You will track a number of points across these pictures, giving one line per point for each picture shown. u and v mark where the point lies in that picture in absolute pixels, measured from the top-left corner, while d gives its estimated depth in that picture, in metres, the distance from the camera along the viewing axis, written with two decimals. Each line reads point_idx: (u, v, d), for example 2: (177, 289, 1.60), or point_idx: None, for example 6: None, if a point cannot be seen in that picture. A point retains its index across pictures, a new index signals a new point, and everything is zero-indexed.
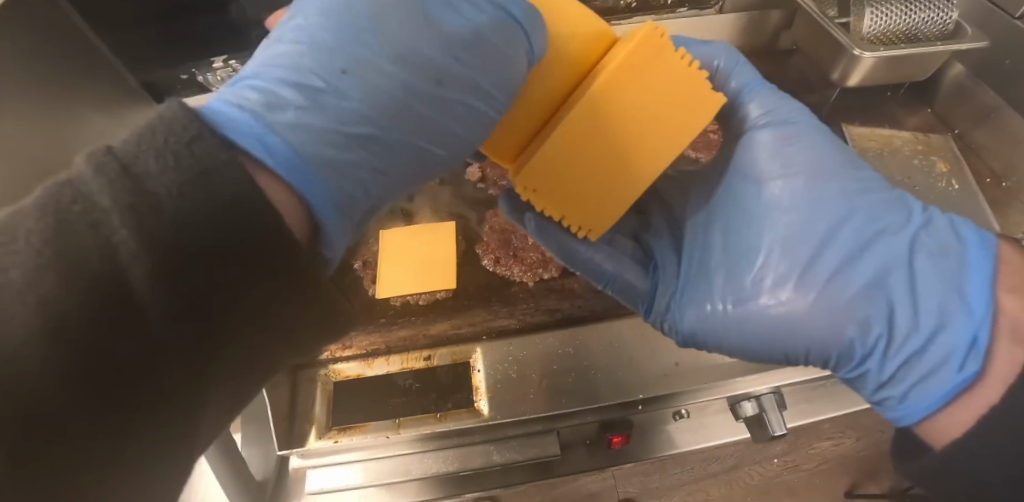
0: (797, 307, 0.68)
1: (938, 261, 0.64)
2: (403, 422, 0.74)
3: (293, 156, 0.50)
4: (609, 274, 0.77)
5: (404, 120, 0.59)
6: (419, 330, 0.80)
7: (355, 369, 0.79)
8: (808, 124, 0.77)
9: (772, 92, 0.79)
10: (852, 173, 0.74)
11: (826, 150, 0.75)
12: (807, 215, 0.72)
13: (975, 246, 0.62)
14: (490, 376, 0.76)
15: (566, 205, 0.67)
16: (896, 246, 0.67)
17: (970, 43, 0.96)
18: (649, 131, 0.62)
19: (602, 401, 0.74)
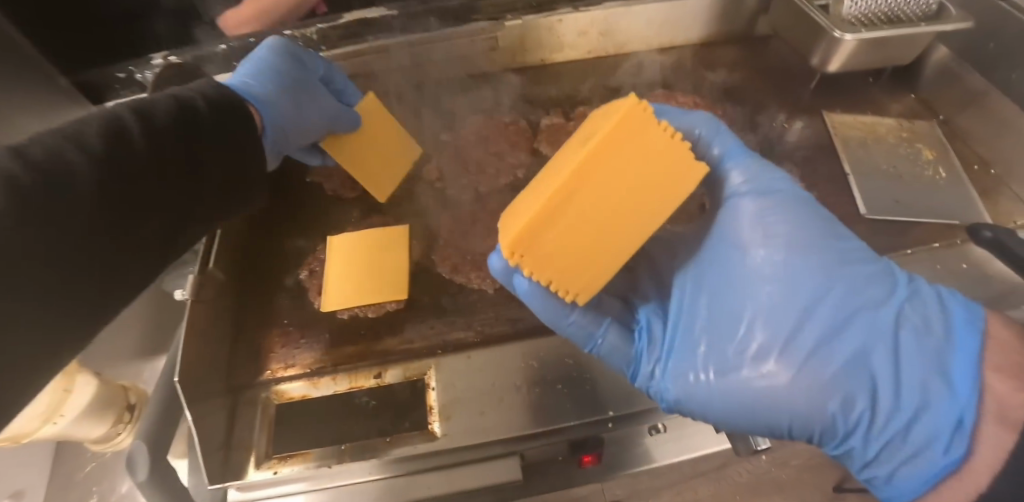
0: (779, 381, 0.59)
1: (924, 338, 0.57)
2: (347, 448, 0.66)
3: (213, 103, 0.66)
4: (596, 334, 0.68)
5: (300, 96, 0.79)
6: (368, 346, 0.75)
7: (299, 390, 0.72)
8: (796, 193, 0.66)
9: (757, 157, 0.69)
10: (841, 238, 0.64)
11: (816, 216, 0.65)
12: (789, 282, 0.63)
13: (957, 320, 0.57)
14: (444, 394, 0.69)
15: (555, 271, 0.56)
16: (884, 320, 0.59)
17: (955, 24, 0.91)
18: (630, 197, 0.54)
19: (568, 419, 0.67)
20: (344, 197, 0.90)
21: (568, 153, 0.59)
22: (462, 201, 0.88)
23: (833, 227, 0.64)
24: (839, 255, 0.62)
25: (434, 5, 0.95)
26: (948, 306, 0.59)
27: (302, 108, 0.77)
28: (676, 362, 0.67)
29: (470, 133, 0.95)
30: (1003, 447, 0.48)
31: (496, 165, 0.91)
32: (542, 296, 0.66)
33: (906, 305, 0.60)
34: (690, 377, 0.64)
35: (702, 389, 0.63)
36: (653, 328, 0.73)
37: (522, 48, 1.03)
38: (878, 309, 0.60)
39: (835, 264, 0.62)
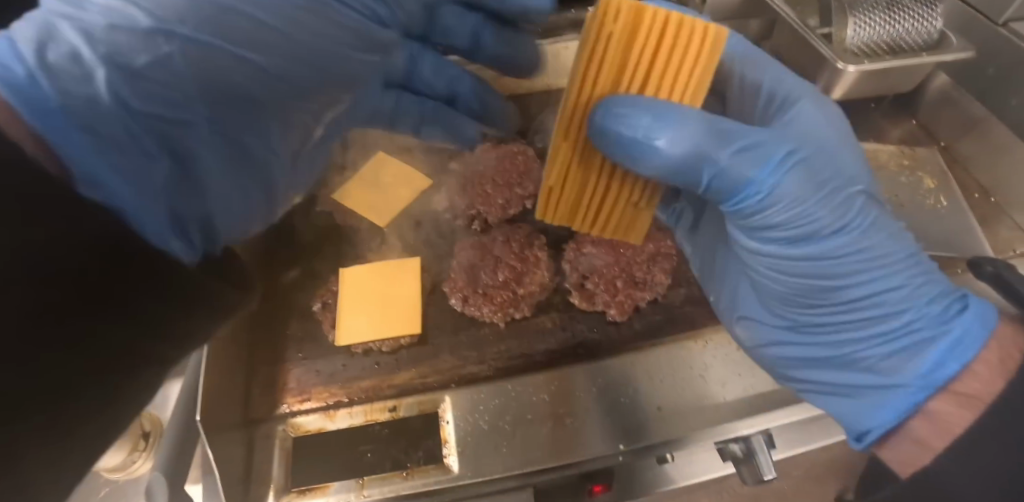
0: (753, 345, 0.71)
1: (889, 367, 0.58)
2: (366, 481, 0.68)
3: (89, 117, 0.38)
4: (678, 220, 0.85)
5: (256, 37, 0.47)
6: (383, 379, 0.76)
7: (315, 422, 0.73)
8: (810, 229, 0.58)
9: (778, 190, 0.57)
10: (832, 264, 0.59)
11: (810, 239, 0.59)
12: (776, 298, 0.66)
13: (920, 366, 0.55)
14: (459, 428, 0.71)
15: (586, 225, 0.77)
16: (855, 341, 0.61)
17: (954, 54, 0.92)
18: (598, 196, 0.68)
19: (581, 453, 0.68)
20: (353, 227, 0.91)
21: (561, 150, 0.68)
22: (471, 231, 0.90)
23: (847, 257, 0.59)
24: (833, 289, 0.60)
25: None
26: (933, 348, 0.55)
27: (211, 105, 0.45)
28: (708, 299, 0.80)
29: (477, 161, 0.96)
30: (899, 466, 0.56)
31: (504, 194, 0.92)
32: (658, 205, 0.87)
33: (887, 336, 0.59)
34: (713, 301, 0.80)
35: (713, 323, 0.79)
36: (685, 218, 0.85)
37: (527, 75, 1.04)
38: (855, 333, 0.61)
39: (825, 298, 0.61)
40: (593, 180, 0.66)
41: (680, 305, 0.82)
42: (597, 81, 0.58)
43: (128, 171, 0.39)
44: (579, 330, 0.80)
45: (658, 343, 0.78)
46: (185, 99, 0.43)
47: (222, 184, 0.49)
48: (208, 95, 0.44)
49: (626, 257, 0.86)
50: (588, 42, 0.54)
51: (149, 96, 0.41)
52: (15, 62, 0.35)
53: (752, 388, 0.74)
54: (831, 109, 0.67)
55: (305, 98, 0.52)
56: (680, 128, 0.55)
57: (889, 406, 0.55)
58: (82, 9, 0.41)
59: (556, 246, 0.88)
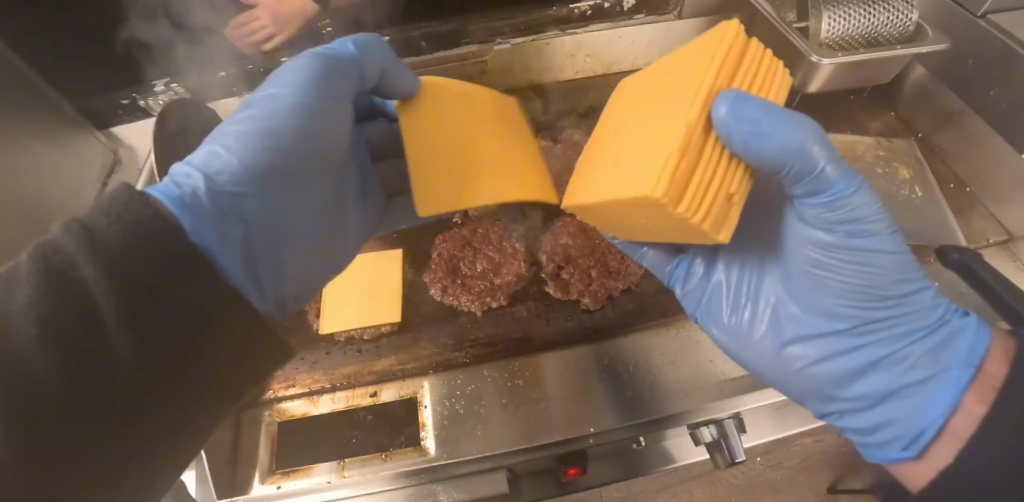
0: (789, 357, 0.69)
1: (930, 362, 0.61)
2: (347, 463, 0.71)
3: (196, 204, 0.57)
4: (688, 284, 0.78)
5: (281, 140, 0.67)
6: (364, 366, 0.79)
7: (300, 408, 0.76)
8: (878, 234, 0.60)
9: (859, 192, 0.58)
10: (896, 266, 0.62)
11: (885, 242, 0.61)
12: (835, 301, 0.65)
13: (962, 353, 0.60)
14: (436, 413, 0.73)
15: (670, 224, 0.55)
16: (900, 341, 0.63)
17: (931, 46, 0.93)
18: (711, 169, 0.53)
19: (554, 436, 0.71)
20: None
21: (645, 141, 0.56)
22: (452, 223, 0.93)
23: (905, 264, 0.62)
24: (891, 293, 0.63)
25: (426, 30, 0.98)
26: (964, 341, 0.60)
27: (284, 182, 0.67)
28: (715, 317, 0.75)
29: None
30: (949, 458, 0.56)
31: None
32: (659, 259, 0.79)
33: (925, 334, 0.63)
34: (714, 334, 0.75)
35: (724, 340, 0.74)
36: (698, 266, 0.78)
37: (510, 70, 1.06)
38: (899, 333, 0.64)
39: (884, 295, 0.63)
40: (706, 161, 0.53)
41: (654, 294, 0.85)
42: (717, 77, 0.54)
43: (215, 234, 0.57)
44: (554, 319, 0.82)
45: (631, 331, 0.80)
46: (254, 187, 0.63)
47: (271, 240, 0.66)
48: (258, 176, 0.64)
49: (602, 248, 0.88)
50: (721, 47, 0.54)
51: (235, 192, 0.62)
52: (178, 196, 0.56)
53: (724, 375, 0.76)
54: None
55: (307, 170, 0.70)
56: (781, 124, 0.53)
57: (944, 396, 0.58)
58: (205, 159, 0.61)
59: (534, 237, 0.91)
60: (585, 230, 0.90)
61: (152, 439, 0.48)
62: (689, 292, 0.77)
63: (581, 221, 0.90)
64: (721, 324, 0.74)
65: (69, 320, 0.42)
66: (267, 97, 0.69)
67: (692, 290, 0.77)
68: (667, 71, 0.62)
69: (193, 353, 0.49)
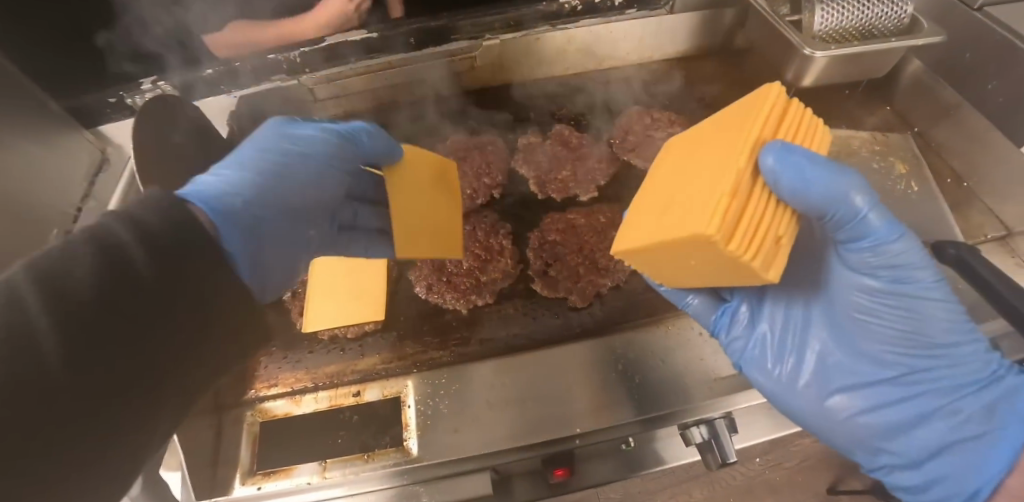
0: (837, 408, 0.66)
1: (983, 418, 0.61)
2: (329, 464, 0.70)
3: (226, 213, 0.60)
4: (737, 333, 0.72)
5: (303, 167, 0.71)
6: (347, 365, 0.78)
7: (282, 407, 0.74)
8: (925, 282, 0.60)
9: (905, 239, 0.57)
10: (947, 319, 0.61)
11: (936, 294, 0.60)
12: (884, 352, 0.64)
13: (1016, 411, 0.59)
14: (419, 412, 0.72)
15: (723, 266, 0.52)
16: (953, 396, 0.62)
17: (926, 38, 0.91)
18: (754, 207, 0.50)
19: (540, 437, 0.70)
20: None
21: (697, 183, 0.53)
22: None
23: (953, 314, 0.61)
24: (941, 346, 0.62)
25: (415, 25, 0.93)
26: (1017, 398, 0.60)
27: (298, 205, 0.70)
28: (758, 365, 0.70)
29: (448, 152, 0.97)
30: None
31: (473, 185, 0.94)
32: (703, 306, 0.74)
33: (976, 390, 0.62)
34: (756, 381, 0.70)
35: (767, 389, 0.70)
36: (742, 309, 0.73)
37: (499, 65, 1.04)
38: (951, 388, 0.62)
39: (933, 347, 0.62)
40: (756, 204, 0.50)
41: (642, 292, 0.83)
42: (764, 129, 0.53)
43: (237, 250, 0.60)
44: (541, 317, 0.81)
45: (619, 329, 0.79)
46: (273, 204, 0.67)
47: (282, 251, 0.69)
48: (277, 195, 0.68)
49: (590, 245, 0.87)
50: (766, 101, 0.53)
51: (258, 210, 0.65)
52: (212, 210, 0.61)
53: (714, 373, 0.75)
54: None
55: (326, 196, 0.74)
56: (830, 173, 0.52)
57: (998, 457, 0.58)
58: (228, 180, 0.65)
59: (521, 235, 0.90)
60: (573, 227, 0.89)
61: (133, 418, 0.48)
62: (733, 340, 0.72)
63: (569, 218, 0.90)
64: (765, 373, 0.70)
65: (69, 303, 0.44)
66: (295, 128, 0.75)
67: (741, 339, 0.72)
68: (712, 122, 0.60)
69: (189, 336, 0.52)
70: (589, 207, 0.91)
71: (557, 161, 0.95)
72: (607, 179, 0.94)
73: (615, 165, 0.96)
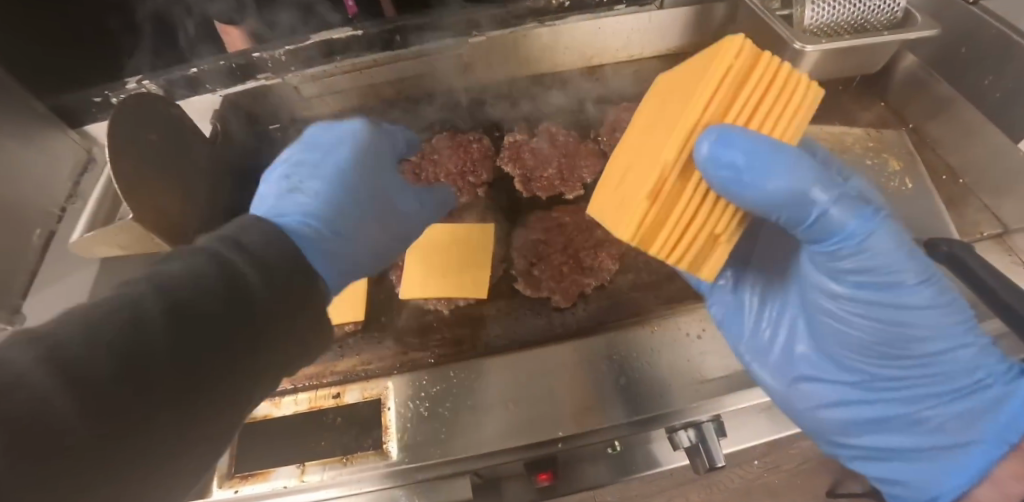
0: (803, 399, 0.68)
1: (954, 427, 0.59)
2: (307, 467, 0.68)
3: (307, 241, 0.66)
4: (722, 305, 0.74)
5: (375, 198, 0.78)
6: (327, 367, 0.77)
7: (261, 410, 0.73)
8: (901, 289, 0.56)
9: (874, 240, 0.54)
10: (925, 324, 0.57)
11: (912, 300, 0.56)
12: (852, 352, 0.63)
13: (998, 423, 0.56)
14: (399, 415, 0.71)
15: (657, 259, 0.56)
16: (926, 399, 0.61)
17: (919, 31, 0.89)
18: (686, 200, 0.53)
19: (524, 440, 0.69)
20: None
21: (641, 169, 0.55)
22: None
23: (933, 318, 0.57)
24: (918, 351, 0.59)
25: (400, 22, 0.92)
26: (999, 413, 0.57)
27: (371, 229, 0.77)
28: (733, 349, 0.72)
29: (433, 150, 0.95)
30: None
31: (457, 183, 0.92)
32: None
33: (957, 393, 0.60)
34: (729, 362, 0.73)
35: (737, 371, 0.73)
36: (728, 277, 0.75)
37: (486, 63, 1.01)
38: (925, 391, 0.61)
39: (908, 351, 0.60)
40: (687, 201, 0.53)
41: (627, 290, 0.81)
42: (708, 107, 0.50)
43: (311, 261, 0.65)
44: (523, 318, 0.79)
45: (605, 329, 0.77)
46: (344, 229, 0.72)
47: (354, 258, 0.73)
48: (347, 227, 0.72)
49: (575, 243, 0.85)
50: (718, 65, 0.49)
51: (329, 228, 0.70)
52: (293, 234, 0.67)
53: (702, 375, 0.73)
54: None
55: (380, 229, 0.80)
56: (784, 164, 0.50)
57: (957, 470, 0.58)
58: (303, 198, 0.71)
59: (507, 233, 0.88)
60: (559, 226, 0.87)
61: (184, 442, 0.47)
62: (717, 310, 0.74)
63: (554, 216, 0.88)
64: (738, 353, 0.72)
65: (138, 334, 0.46)
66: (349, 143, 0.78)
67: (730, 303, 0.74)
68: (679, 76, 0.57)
69: (249, 355, 0.53)
70: (575, 205, 0.90)
71: (544, 159, 0.93)
72: (593, 177, 0.93)
73: (602, 162, 0.94)
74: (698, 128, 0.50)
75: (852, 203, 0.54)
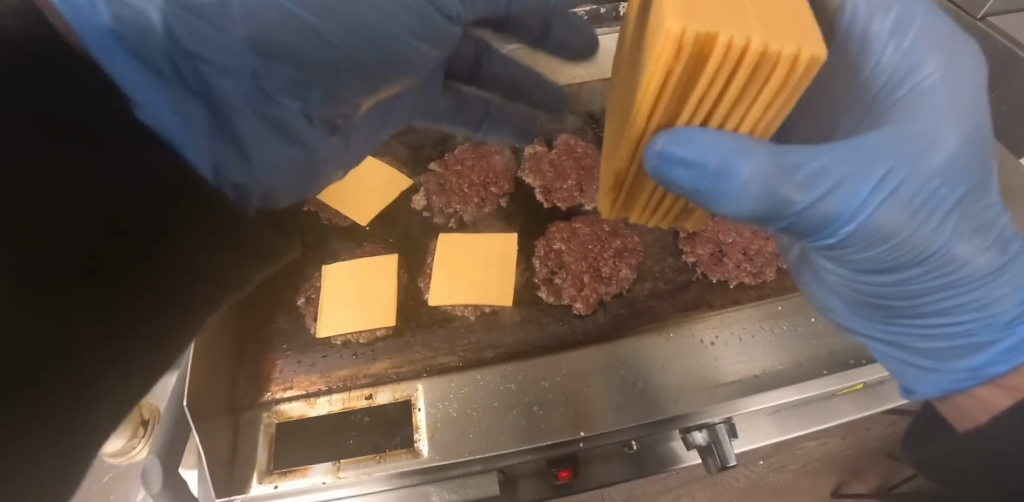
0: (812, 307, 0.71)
1: (941, 356, 0.59)
2: (342, 464, 0.72)
3: (137, 50, 0.43)
4: None
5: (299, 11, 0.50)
6: (359, 369, 0.81)
7: (297, 409, 0.78)
8: (882, 261, 0.55)
9: (856, 217, 0.52)
10: (908, 279, 0.56)
11: (893, 264, 0.55)
12: (846, 295, 0.63)
13: (978, 361, 0.57)
14: (429, 415, 0.75)
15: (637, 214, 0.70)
16: (915, 336, 0.61)
17: None
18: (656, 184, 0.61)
19: (546, 439, 0.72)
20: (336, 228, 0.94)
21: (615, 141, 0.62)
22: (448, 228, 0.95)
23: (918, 275, 0.55)
24: (907, 302, 0.58)
25: None
26: (989, 351, 0.56)
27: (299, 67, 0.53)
28: None
29: (456, 161, 0.99)
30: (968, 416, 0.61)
31: (480, 194, 0.96)
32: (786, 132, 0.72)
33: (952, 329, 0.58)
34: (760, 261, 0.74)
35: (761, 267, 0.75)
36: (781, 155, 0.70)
37: None
38: (915, 329, 0.60)
39: (895, 301, 0.59)
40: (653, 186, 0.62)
41: (645, 299, 0.86)
42: (653, 119, 0.51)
43: (168, 103, 0.47)
44: (544, 325, 0.83)
45: (622, 336, 0.81)
46: (242, 67, 0.49)
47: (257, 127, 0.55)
48: (257, 48, 0.49)
49: (594, 253, 0.90)
50: (655, 68, 0.43)
51: (201, 42, 0.45)
52: (91, 9, 0.39)
53: (716, 379, 0.77)
54: (968, 59, 0.57)
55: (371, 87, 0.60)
56: (746, 154, 0.49)
57: (937, 383, 0.60)
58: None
59: (529, 242, 0.92)
60: (578, 235, 0.91)
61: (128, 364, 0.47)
62: None
63: (574, 226, 0.92)
64: None
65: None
66: None
67: None
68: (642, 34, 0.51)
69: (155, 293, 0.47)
70: (593, 215, 0.94)
71: (564, 171, 0.97)
72: None
73: None
74: (643, 133, 0.53)
75: (837, 174, 0.51)
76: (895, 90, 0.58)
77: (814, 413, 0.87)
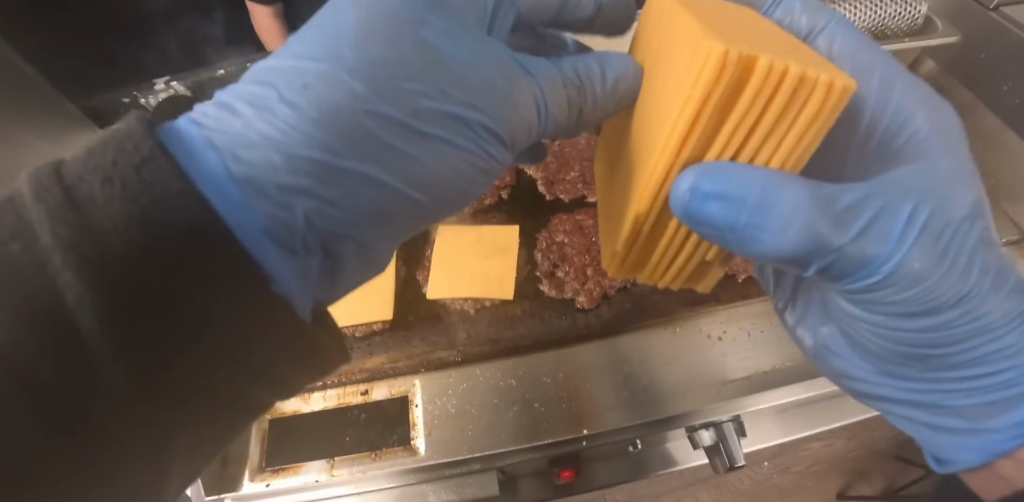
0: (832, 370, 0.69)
1: (980, 413, 0.59)
2: (337, 462, 0.71)
3: (279, 231, 0.46)
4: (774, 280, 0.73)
5: (397, 160, 0.50)
6: (354, 364, 0.77)
7: (291, 406, 0.74)
8: (923, 302, 0.54)
9: (894, 258, 0.52)
10: (944, 324, 0.56)
11: (932, 306, 0.55)
12: (876, 351, 0.62)
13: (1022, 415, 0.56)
14: (426, 412, 0.73)
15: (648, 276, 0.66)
16: (947, 391, 0.60)
17: (940, 39, 0.90)
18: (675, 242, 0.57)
19: (544, 438, 0.71)
20: None
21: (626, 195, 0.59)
22: (448, 221, 0.92)
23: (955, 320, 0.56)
24: (942, 351, 0.58)
25: None
26: None
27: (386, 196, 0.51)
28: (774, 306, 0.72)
29: None
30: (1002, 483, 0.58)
31: None
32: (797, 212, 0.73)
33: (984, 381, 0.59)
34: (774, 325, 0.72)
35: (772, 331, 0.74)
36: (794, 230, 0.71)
37: None
38: (949, 380, 0.60)
39: (932, 352, 0.58)
40: (667, 243, 0.58)
41: (651, 292, 0.82)
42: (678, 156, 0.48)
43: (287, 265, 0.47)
44: (547, 319, 0.80)
45: (627, 331, 0.78)
46: (348, 220, 0.50)
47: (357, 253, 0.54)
48: (366, 217, 0.51)
49: (597, 245, 0.87)
50: (693, 90, 0.41)
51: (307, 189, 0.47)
52: (245, 209, 0.43)
53: (722, 376, 0.75)
54: (945, 113, 0.61)
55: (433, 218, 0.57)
56: (786, 193, 0.46)
57: (980, 447, 0.58)
58: (273, 114, 0.46)
59: (530, 234, 0.90)
60: (582, 227, 0.89)
61: (152, 446, 0.38)
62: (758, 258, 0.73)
63: (577, 219, 0.90)
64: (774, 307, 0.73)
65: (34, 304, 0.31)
66: (377, 36, 0.51)
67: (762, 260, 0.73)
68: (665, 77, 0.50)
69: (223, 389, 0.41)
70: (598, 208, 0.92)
71: (567, 162, 0.95)
72: None
73: None
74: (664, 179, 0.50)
75: (872, 216, 0.52)
76: (895, 137, 0.59)
77: (824, 412, 0.84)
